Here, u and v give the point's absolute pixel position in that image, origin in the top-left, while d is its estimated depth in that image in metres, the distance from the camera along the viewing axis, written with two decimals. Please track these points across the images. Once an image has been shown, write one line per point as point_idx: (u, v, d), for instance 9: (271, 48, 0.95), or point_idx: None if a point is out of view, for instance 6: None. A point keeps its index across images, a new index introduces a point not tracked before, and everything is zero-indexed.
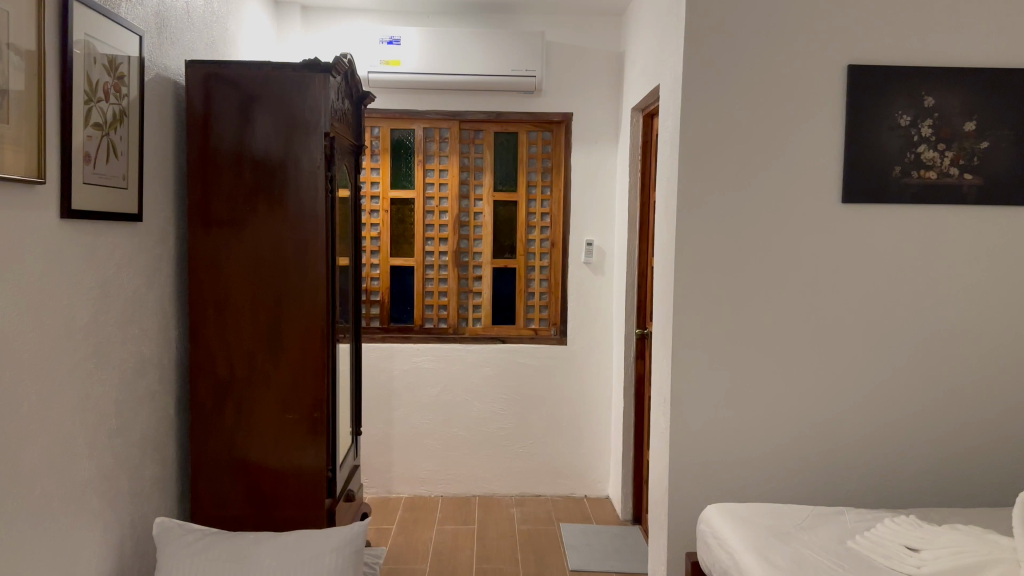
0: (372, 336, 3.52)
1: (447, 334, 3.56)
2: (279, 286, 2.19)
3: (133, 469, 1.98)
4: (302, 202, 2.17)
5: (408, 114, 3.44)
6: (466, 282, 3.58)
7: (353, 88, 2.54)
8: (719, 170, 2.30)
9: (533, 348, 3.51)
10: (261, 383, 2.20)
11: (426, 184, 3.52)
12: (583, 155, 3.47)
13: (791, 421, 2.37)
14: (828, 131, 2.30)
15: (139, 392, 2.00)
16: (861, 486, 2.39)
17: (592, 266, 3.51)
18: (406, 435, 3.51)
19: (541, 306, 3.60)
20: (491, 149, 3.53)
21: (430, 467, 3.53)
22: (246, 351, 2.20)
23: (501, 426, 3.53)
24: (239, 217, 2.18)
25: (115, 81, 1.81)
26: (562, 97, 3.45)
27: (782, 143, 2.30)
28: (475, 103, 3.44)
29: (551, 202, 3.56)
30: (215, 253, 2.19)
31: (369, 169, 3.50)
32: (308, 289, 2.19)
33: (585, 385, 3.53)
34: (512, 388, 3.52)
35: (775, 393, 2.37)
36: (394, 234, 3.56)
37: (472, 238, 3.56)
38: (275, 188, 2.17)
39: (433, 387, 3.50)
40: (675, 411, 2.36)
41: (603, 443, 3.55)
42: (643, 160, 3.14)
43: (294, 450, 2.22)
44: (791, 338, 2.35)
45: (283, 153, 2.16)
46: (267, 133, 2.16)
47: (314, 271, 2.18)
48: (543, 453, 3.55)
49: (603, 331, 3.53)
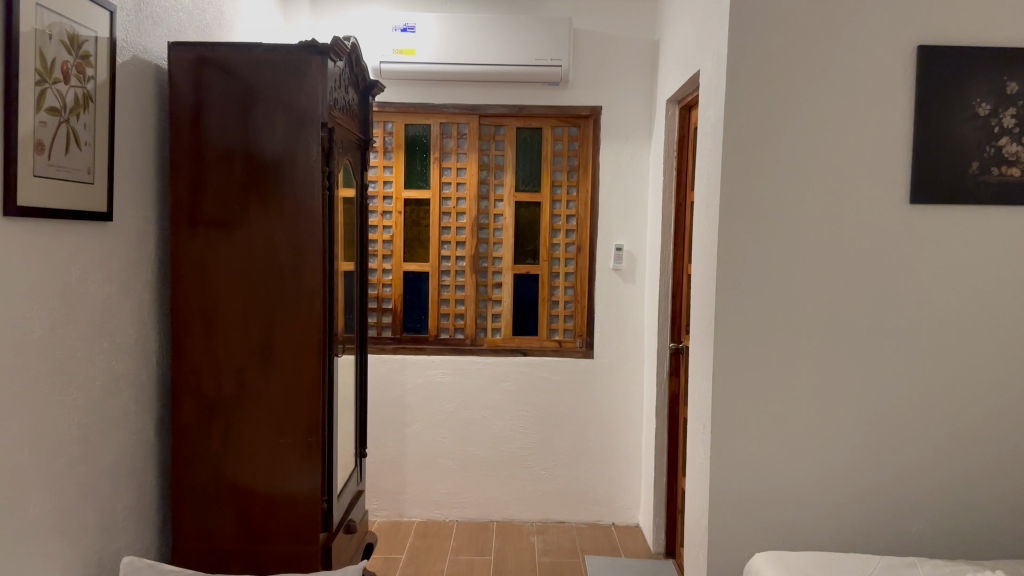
0: (384, 346, 3.28)
1: (464, 345, 3.31)
2: (271, 295, 1.95)
3: (102, 500, 1.75)
4: (297, 200, 1.93)
5: (424, 108, 3.20)
6: (485, 290, 3.33)
7: (359, 76, 2.31)
8: (769, 165, 2.03)
9: (557, 361, 3.26)
10: (249, 402, 1.96)
11: (442, 183, 3.28)
12: (613, 152, 3.21)
13: (849, 452, 2.09)
14: (894, 121, 2.02)
15: (111, 414, 1.78)
16: (927, 526, 2.10)
17: (623, 273, 3.24)
18: (419, 454, 3.27)
19: (566, 316, 3.34)
20: (513, 146, 3.28)
21: (445, 489, 3.29)
22: (233, 367, 1.96)
23: (522, 445, 3.27)
24: (227, 217, 1.95)
25: (78, 61, 1.59)
26: (592, 90, 3.19)
27: (843, 135, 2.02)
28: (497, 97, 3.19)
29: (577, 204, 3.30)
30: (199, 257, 1.95)
31: (382, 168, 3.27)
32: (303, 299, 1.94)
33: (615, 402, 3.26)
34: (533, 405, 3.27)
35: (830, 418, 2.09)
36: (408, 237, 3.32)
37: (492, 241, 3.31)
38: (268, 185, 1.94)
39: (448, 403, 3.26)
40: (716, 438, 2.09)
41: (633, 465, 3.28)
42: (679, 155, 2.86)
43: (288, 478, 1.97)
44: (849, 357, 2.07)
45: (277, 146, 1.93)
46: (259, 124, 1.93)
47: (309, 278, 1.94)
48: (567, 476, 3.28)
49: (633, 343, 3.26)
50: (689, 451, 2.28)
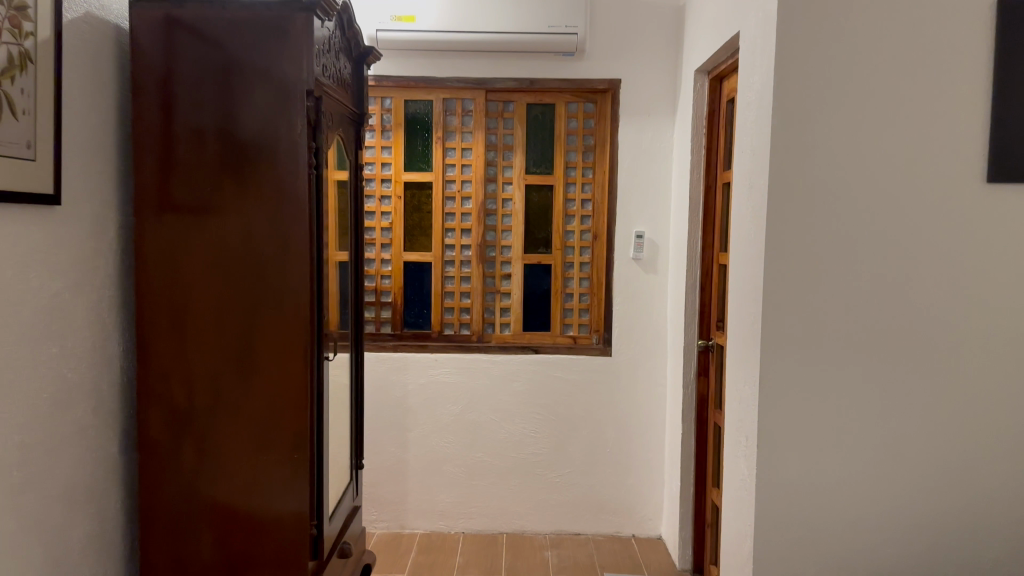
0: (382, 343, 3.02)
1: (470, 342, 3.05)
2: (250, 289, 1.69)
3: (50, 531, 1.51)
4: (279, 180, 1.67)
5: (426, 83, 2.94)
6: (493, 281, 3.07)
7: (352, 42, 2.04)
8: (821, 139, 1.80)
9: (572, 359, 3.01)
10: (226, 413, 1.70)
11: (446, 164, 3.02)
12: (633, 130, 2.95)
13: (910, 465, 1.86)
14: (961, 92, 1.79)
15: (63, 430, 1.54)
16: (997, 550, 1.87)
17: (643, 263, 2.99)
18: (423, 461, 3.03)
19: (580, 310, 3.08)
20: (523, 124, 3.01)
21: (450, 498, 3.04)
22: (207, 373, 1.70)
23: (534, 451, 3.03)
24: (198, 200, 1.69)
25: (13, 13, 1.33)
26: (610, 62, 2.93)
27: (905, 104, 1.79)
28: (505, 69, 2.93)
29: (593, 187, 3.03)
30: (169, 246, 1.69)
31: (380, 148, 3.01)
32: (287, 294, 1.68)
33: (635, 403, 3.01)
34: (546, 407, 3.02)
35: (889, 427, 1.85)
36: (409, 224, 3.06)
37: (500, 229, 3.05)
38: (246, 163, 1.67)
39: (453, 405, 3.02)
40: (759, 451, 1.85)
41: (655, 473, 3.03)
42: (708, 132, 2.60)
43: (272, 498, 1.71)
44: (910, 357, 1.84)
45: (255, 119, 1.67)
46: (235, 93, 1.67)
47: (294, 269, 1.67)
48: (583, 484, 3.04)
49: (655, 339, 3.01)
50: (726, 465, 2.04)
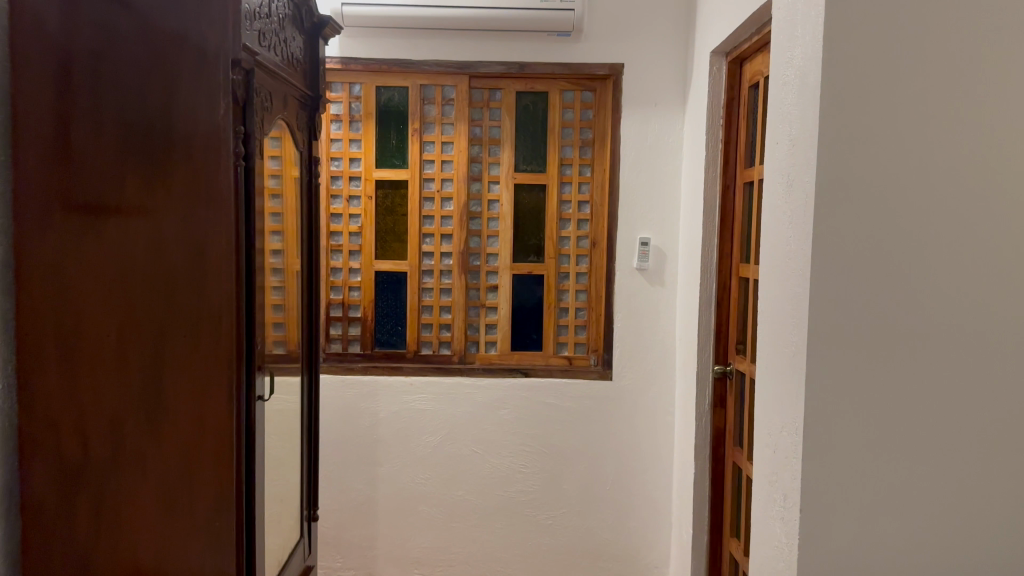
0: (350, 365, 2.68)
1: (450, 362, 2.71)
2: (162, 313, 1.35)
3: None
4: (197, 174, 1.33)
5: (400, 66, 2.60)
6: (477, 294, 2.73)
7: (306, 14, 1.71)
8: (887, 124, 1.39)
9: (567, 383, 2.66)
10: (131, 468, 1.34)
11: (424, 160, 2.68)
12: (637, 123, 2.61)
13: (1005, 545, 1.44)
14: None
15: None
16: None
17: (648, 275, 2.64)
18: (396, 500, 2.69)
19: (576, 327, 2.74)
20: (512, 115, 2.67)
21: (426, 543, 2.70)
22: (105, 416, 1.33)
23: (523, 490, 2.69)
24: (88, 199, 1.30)
25: None
26: (610, 45, 2.59)
27: (1002, 76, 1.39)
28: (491, 52, 2.59)
29: (591, 187, 2.70)
30: (55, 255, 1.29)
31: (348, 141, 2.67)
32: (207, 320, 1.36)
33: (640, 435, 2.67)
34: (536, 439, 2.68)
35: (975, 495, 1.44)
36: (381, 229, 2.71)
37: (486, 233, 2.71)
38: (155, 151, 1.33)
39: (430, 437, 2.68)
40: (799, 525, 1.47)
41: (661, 515, 2.68)
42: (726, 124, 2.28)
43: (189, 568, 1.39)
44: (1005, 404, 1.43)
45: (165, 96, 1.32)
46: (138, 63, 1.31)
47: (216, 289, 1.36)
48: (578, 527, 2.69)
49: (661, 361, 2.66)
50: None
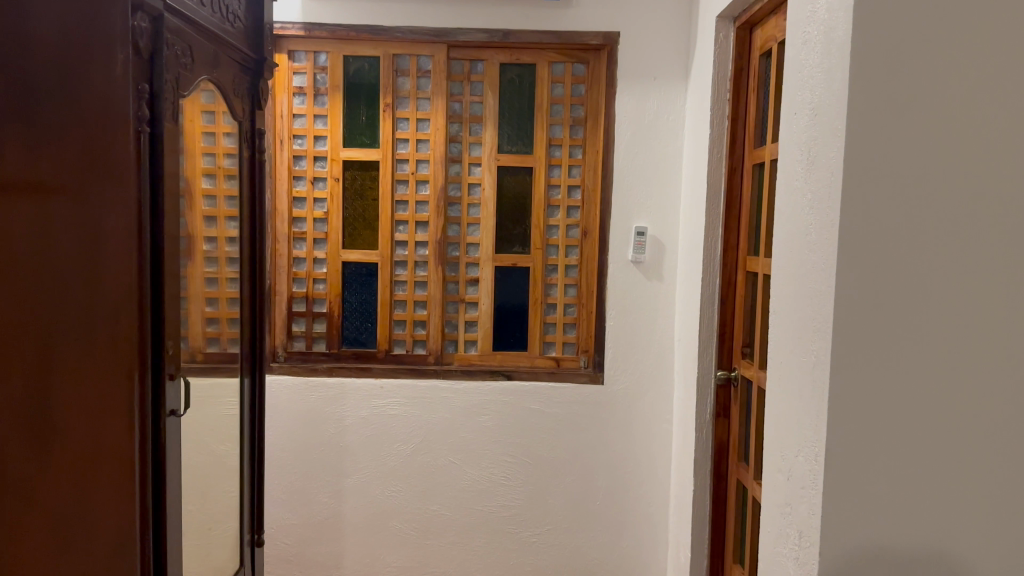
0: (315, 366, 2.46)
1: (424, 362, 2.48)
2: (49, 309, 1.11)
3: None
4: (87, 140, 1.07)
5: (371, 34, 2.36)
6: (456, 288, 2.50)
7: None
8: (914, 92, 1.22)
9: (552, 388, 2.44)
10: (16, 491, 1.14)
11: (397, 139, 2.44)
12: (634, 100, 2.37)
13: None
14: None
15: None
16: None
17: (644, 269, 2.41)
18: (365, 514, 2.47)
19: (565, 325, 2.51)
20: (495, 90, 2.43)
21: (398, 561, 2.48)
22: None
23: (504, 503, 2.46)
24: None
25: None
26: (604, 12, 2.35)
27: None
28: (473, 20, 2.36)
29: (582, 170, 2.46)
30: None
31: (312, 117, 2.43)
32: (101, 317, 1.09)
33: (633, 445, 2.44)
34: (519, 449, 2.45)
35: (1007, 523, 1.28)
36: (350, 215, 2.48)
37: (466, 221, 2.48)
38: (40, 115, 1.09)
39: (403, 445, 2.45)
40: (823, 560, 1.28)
41: (655, 533, 2.45)
42: (734, 99, 2.04)
43: None
44: None
45: (54, 48, 1.08)
46: (21, 7, 1.08)
47: (111, 281, 1.09)
48: (564, 545, 2.47)
49: (657, 364, 2.43)
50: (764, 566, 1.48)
